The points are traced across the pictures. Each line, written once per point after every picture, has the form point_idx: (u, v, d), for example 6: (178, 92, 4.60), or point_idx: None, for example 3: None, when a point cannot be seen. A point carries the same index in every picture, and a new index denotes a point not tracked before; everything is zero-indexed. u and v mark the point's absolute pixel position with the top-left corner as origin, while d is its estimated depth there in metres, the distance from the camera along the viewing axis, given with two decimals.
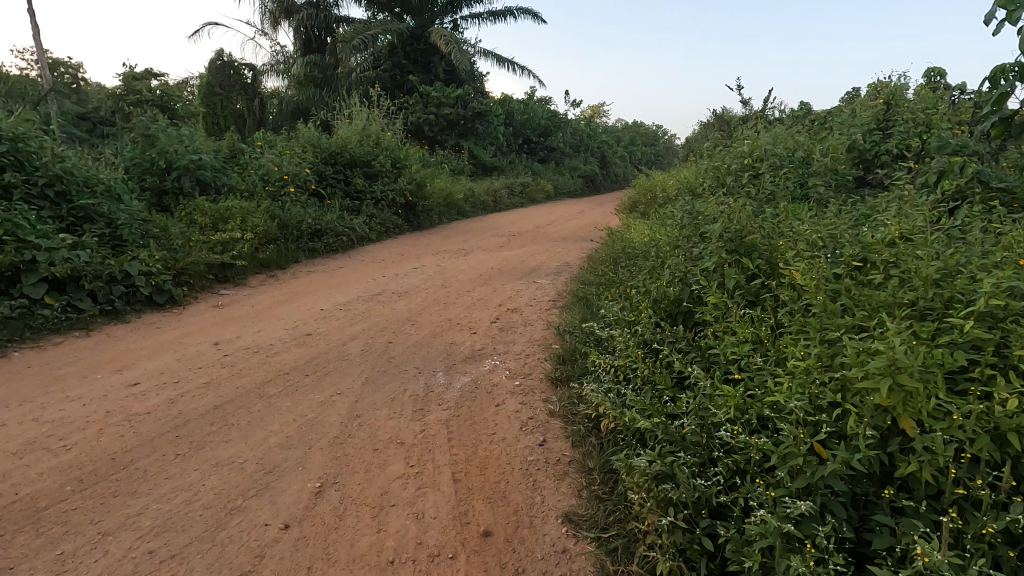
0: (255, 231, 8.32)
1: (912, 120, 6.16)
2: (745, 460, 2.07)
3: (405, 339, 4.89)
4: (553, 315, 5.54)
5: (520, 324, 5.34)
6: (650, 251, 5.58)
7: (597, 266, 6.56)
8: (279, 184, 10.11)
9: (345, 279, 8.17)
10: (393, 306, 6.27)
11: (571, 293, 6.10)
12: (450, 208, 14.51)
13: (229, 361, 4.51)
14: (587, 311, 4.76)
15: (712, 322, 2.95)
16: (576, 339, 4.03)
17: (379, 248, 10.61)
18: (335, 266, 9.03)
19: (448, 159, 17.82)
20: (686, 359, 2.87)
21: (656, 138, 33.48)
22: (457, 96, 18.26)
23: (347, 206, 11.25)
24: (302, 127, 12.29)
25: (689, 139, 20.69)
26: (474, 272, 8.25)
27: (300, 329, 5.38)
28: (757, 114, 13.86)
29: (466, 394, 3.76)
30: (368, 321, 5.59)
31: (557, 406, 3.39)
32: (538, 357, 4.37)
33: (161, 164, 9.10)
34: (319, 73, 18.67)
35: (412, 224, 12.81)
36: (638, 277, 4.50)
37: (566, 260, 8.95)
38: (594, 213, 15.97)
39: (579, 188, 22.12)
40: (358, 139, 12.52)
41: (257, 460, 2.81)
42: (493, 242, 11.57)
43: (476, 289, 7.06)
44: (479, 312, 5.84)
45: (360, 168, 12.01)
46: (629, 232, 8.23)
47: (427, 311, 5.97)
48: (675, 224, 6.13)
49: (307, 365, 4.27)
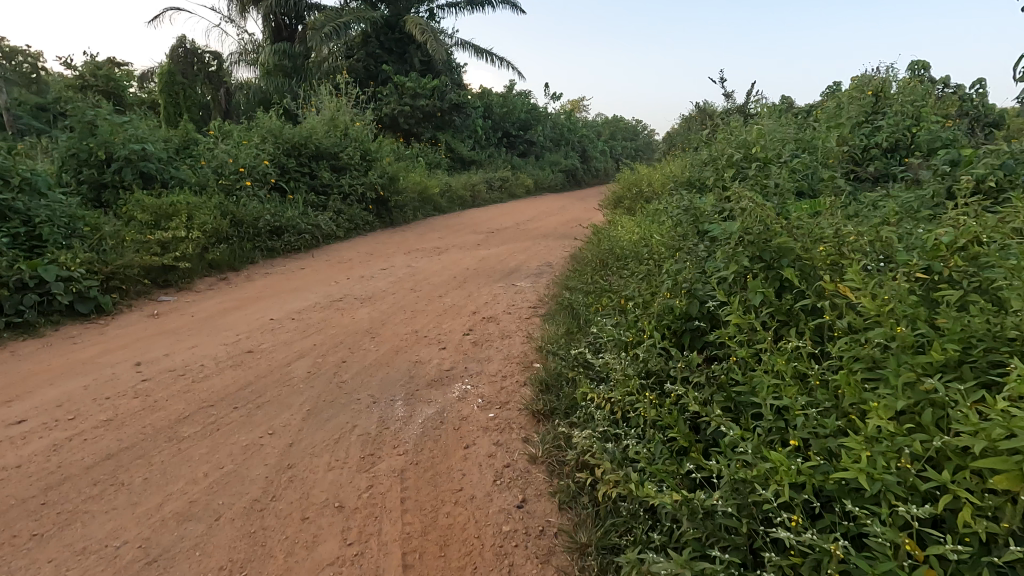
0: (203, 229, 7.49)
1: (901, 113, 5.77)
2: (809, 568, 1.48)
3: (360, 358, 4.19)
4: (534, 326, 4.89)
5: (497, 337, 4.68)
6: (642, 253, 4.98)
7: (582, 269, 5.93)
8: (234, 177, 9.24)
9: (305, 281, 7.42)
10: (354, 314, 5.55)
11: (554, 299, 5.47)
12: (426, 204, 13.77)
13: (145, 388, 3.75)
14: (573, 323, 4.13)
15: (736, 351, 2.35)
16: (563, 360, 3.40)
17: (346, 247, 9.85)
18: (295, 268, 8.26)
19: (424, 152, 17.03)
20: (705, 398, 2.27)
21: (637, 133, 33.08)
22: (433, 87, 17.45)
23: (311, 202, 10.44)
24: (264, 116, 11.40)
25: (671, 134, 20.26)
26: (447, 274, 7.57)
27: (241, 345, 4.64)
28: (741, 110, 13.47)
29: (428, 431, 3.08)
30: (323, 333, 4.87)
31: (539, 448, 2.75)
32: (516, 380, 3.72)
33: (100, 155, 8.20)
34: (287, 61, 17.60)
35: (383, 220, 12.05)
36: (634, 283, 3.87)
37: (548, 260, 8.32)
38: (575, 209, 15.39)
39: (560, 182, 21.54)
40: (326, 131, 11.69)
41: (140, 545, 2.14)
42: (470, 240, 10.89)
43: (449, 294, 6.38)
44: (450, 322, 5.16)
45: (326, 161, 11.21)
46: (615, 229, 7.62)
47: (392, 320, 5.27)
48: (668, 222, 5.54)
49: (238, 393, 3.53)
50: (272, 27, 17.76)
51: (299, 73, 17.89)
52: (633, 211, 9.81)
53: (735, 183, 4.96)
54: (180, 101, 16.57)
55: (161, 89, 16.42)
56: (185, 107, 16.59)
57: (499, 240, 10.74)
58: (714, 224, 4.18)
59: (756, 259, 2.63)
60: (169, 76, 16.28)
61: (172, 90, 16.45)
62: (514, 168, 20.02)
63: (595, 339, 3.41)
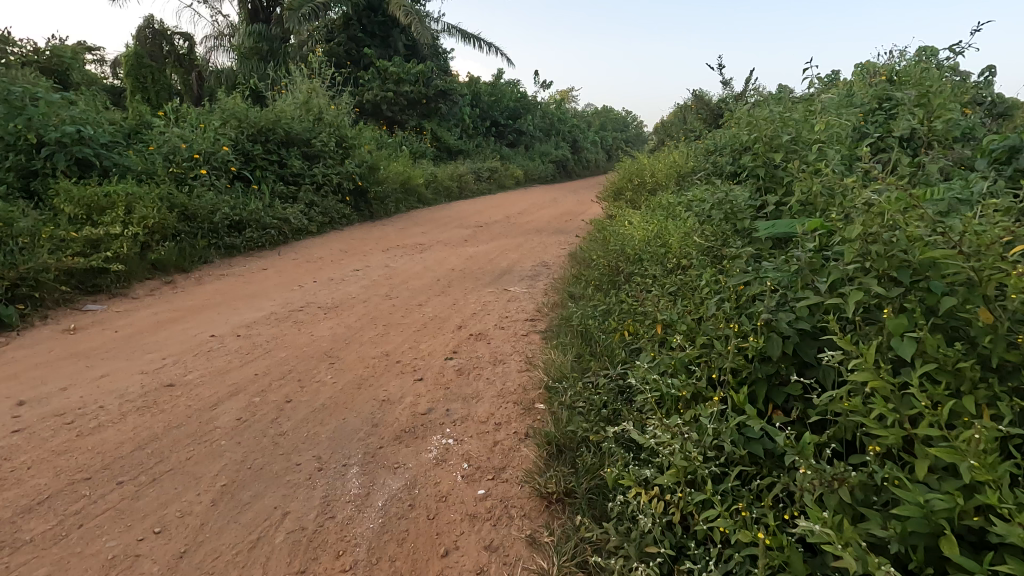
0: (144, 224, 6.46)
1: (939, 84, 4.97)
2: None
3: (310, 397, 3.22)
4: (533, 347, 3.97)
5: (487, 362, 3.75)
6: (668, 264, 4.07)
7: (587, 274, 5.03)
8: (188, 164, 8.16)
9: (265, 285, 6.44)
10: (314, 329, 4.59)
11: (555, 312, 4.56)
12: (408, 196, 12.76)
13: (11, 445, 2.77)
14: (587, 350, 3.22)
15: (888, 435, 1.50)
16: (581, 411, 2.51)
17: (318, 243, 8.86)
18: (256, 268, 7.27)
19: (408, 141, 16.02)
20: (835, 517, 1.44)
21: (627, 125, 32.22)
22: (418, 72, 16.39)
23: (279, 193, 9.40)
24: (228, 98, 10.27)
25: (666, 123, 19.44)
26: (428, 276, 6.63)
27: (161, 374, 3.66)
28: (743, 98, 12.69)
29: (389, 523, 2.16)
30: (270, 357, 3.90)
31: (551, 563, 1.88)
32: (515, 430, 2.81)
33: (30, 139, 7.05)
34: (264, 44, 16.12)
35: (361, 213, 11.06)
36: (671, 303, 2.97)
37: (543, 260, 7.42)
38: (567, 201, 14.50)
39: (550, 174, 20.62)
40: (298, 116, 10.62)
41: None
42: (456, 235, 9.94)
43: (429, 301, 5.45)
44: (430, 340, 4.22)
45: (297, 148, 10.18)
46: (619, 225, 6.73)
47: (359, 338, 4.32)
48: (689, 220, 4.66)
49: (130, 456, 2.58)
50: (248, 8, 16.16)
51: (275, 58, 16.21)
52: (635, 205, 8.90)
53: (776, 168, 4.06)
54: (146, 85, 15.46)
55: (125, 72, 15.26)
56: (154, 92, 15.59)
57: (487, 235, 9.80)
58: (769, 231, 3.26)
59: (885, 279, 1.77)
60: (134, 58, 15.16)
61: (139, 73, 15.39)
62: (504, 159, 19.03)
63: (625, 384, 2.52)
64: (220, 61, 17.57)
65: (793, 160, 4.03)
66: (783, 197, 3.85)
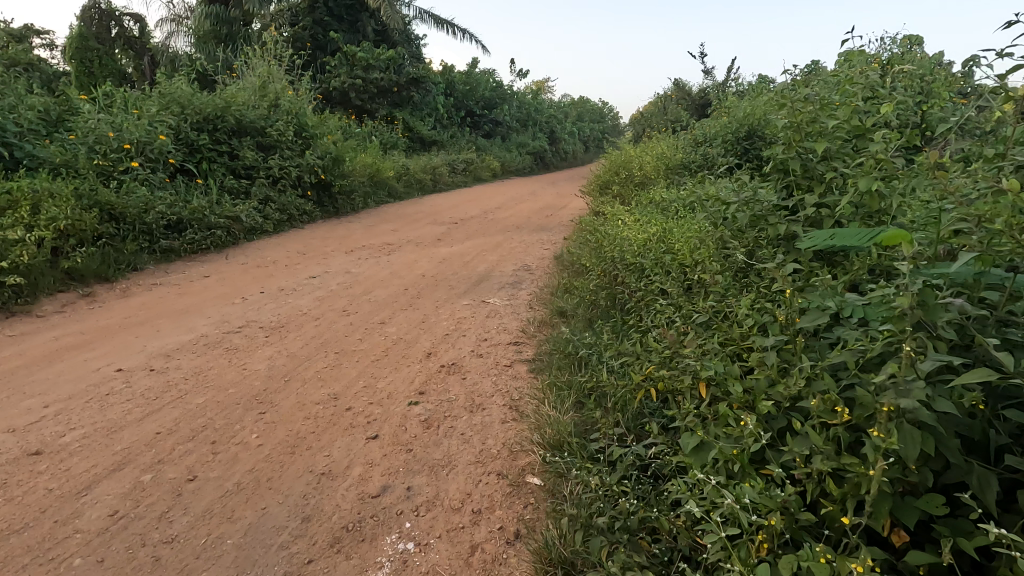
0: (54, 226, 5.55)
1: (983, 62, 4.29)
2: None
3: (222, 472, 2.39)
4: (521, 387, 3.17)
5: (462, 409, 2.95)
6: (685, 283, 3.35)
7: (582, 287, 4.28)
8: (116, 156, 7.13)
9: (204, 296, 5.53)
10: (250, 362, 3.70)
11: (545, 336, 3.82)
12: (377, 190, 11.84)
13: None
14: (598, 404, 2.48)
15: None
16: (599, 528, 1.78)
17: (273, 244, 7.94)
18: (197, 276, 6.33)
19: (379, 131, 15.03)
20: None
21: (604, 116, 31.54)
22: (388, 58, 15.38)
23: (228, 189, 8.40)
24: (171, 82, 9.18)
25: (647, 113, 18.79)
26: (395, 284, 5.80)
27: (31, 433, 2.78)
28: (732, 88, 12.07)
29: None
30: (183, 404, 3.05)
31: None
32: (501, 529, 2.06)
33: None
34: (222, 27, 14.61)
35: (325, 209, 10.13)
36: (708, 346, 2.26)
37: (525, 263, 6.66)
38: (547, 194, 13.74)
39: (527, 166, 19.83)
40: (252, 101, 9.56)
41: None
42: (428, 233, 9.11)
43: (394, 318, 4.63)
44: (390, 375, 3.41)
45: (250, 138, 9.17)
46: (611, 224, 6.00)
47: (301, 372, 3.47)
48: (705, 224, 3.93)
49: None
50: None
51: (235, 41, 14.88)
52: (623, 201, 8.19)
53: (811, 160, 3.28)
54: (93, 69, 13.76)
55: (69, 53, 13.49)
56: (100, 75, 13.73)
57: (462, 233, 8.99)
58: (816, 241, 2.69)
59: None
60: (79, 40, 13.56)
61: (84, 55, 13.66)
62: (480, 150, 18.15)
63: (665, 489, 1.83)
64: (175, 44, 16.03)
65: (832, 149, 3.24)
66: (824, 196, 3.13)
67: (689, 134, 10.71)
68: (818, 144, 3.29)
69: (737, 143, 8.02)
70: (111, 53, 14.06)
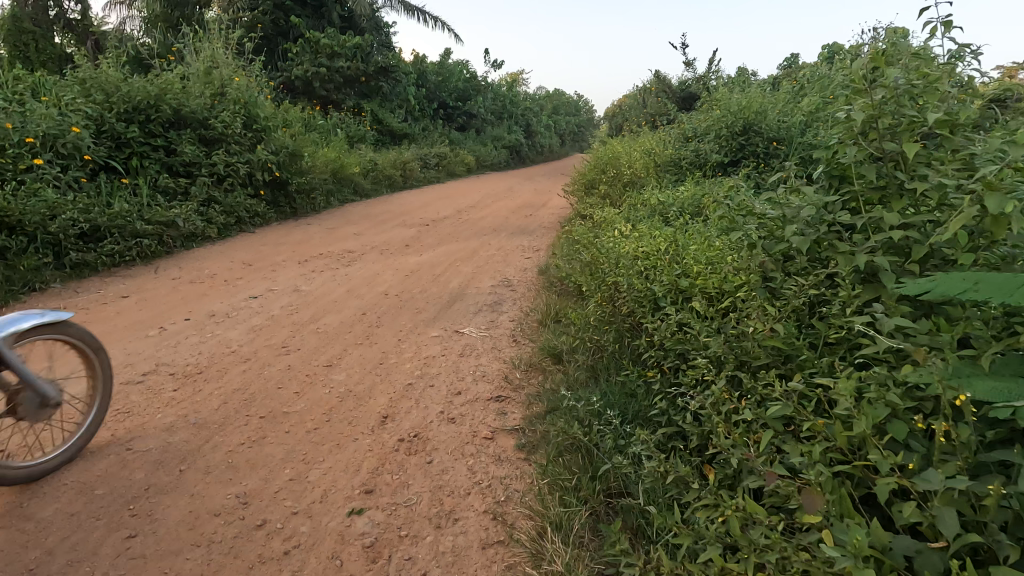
0: None
1: None
2: None
3: None
4: (508, 480, 2.33)
5: (424, 523, 2.10)
6: (725, 329, 2.55)
7: (581, 322, 3.45)
8: (15, 152, 6.02)
9: (114, 325, 4.53)
10: (137, 434, 2.74)
11: (538, 393, 2.99)
12: (341, 187, 10.81)
13: None
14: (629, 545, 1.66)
15: None
16: None
17: (215, 253, 6.91)
18: (113, 296, 5.30)
19: (345, 123, 13.91)
20: None
21: (580, 109, 30.73)
22: (355, 46, 14.22)
23: (162, 188, 7.30)
24: (97, 65, 7.98)
25: (625, 107, 18.06)
26: (352, 306, 4.86)
27: None
28: (722, 81, 11.39)
29: None
30: (17, 519, 2.14)
31: None
32: None
33: None
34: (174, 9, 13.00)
35: (280, 211, 9.10)
36: (815, 470, 1.50)
37: (505, 276, 5.78)
38: (525, 191, 12.89)
39: (503, 160, 18.93)
40: (194, 90, 8.43)
41: None
42: (396, 237, 8.20)
43: (344, 357, 3.72)
44: (330, 457, 2.52)
45: (192, 130, 8.05)
46: (605, 232, 5.20)
47: (198, 458, 2.52)
48: (740, 246, 3.12)
49: None
50: None
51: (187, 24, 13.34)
52: (612, 203, 7.39)
53: (891, 167, 2.50)
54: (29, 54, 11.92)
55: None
56: (38, 63, 11.90)
57: (433, 236, 8.06)
58: (912, 280, 1.99)
59: None
60: (11, 20, 11.64)
61: (18, 39, 11.80)
62: (454, 144, 17.16)
63: None
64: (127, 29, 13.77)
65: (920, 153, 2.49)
66: (912, 216, 2.36)
67: (677, 128, 9.98)
68: (898, 141, 2.49)
69: (733, 140, 7.33)
70: (48, 36, 12.25)
